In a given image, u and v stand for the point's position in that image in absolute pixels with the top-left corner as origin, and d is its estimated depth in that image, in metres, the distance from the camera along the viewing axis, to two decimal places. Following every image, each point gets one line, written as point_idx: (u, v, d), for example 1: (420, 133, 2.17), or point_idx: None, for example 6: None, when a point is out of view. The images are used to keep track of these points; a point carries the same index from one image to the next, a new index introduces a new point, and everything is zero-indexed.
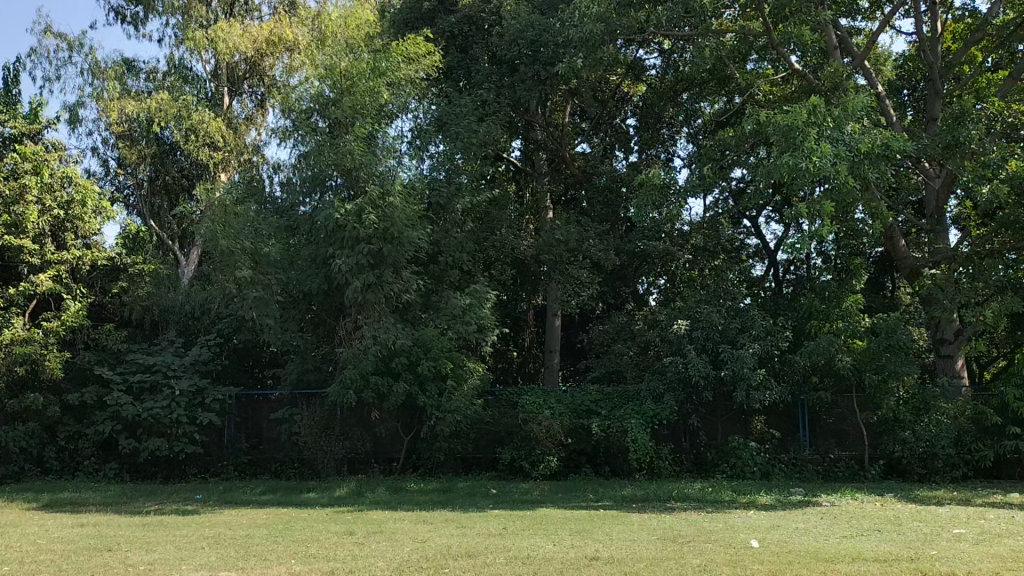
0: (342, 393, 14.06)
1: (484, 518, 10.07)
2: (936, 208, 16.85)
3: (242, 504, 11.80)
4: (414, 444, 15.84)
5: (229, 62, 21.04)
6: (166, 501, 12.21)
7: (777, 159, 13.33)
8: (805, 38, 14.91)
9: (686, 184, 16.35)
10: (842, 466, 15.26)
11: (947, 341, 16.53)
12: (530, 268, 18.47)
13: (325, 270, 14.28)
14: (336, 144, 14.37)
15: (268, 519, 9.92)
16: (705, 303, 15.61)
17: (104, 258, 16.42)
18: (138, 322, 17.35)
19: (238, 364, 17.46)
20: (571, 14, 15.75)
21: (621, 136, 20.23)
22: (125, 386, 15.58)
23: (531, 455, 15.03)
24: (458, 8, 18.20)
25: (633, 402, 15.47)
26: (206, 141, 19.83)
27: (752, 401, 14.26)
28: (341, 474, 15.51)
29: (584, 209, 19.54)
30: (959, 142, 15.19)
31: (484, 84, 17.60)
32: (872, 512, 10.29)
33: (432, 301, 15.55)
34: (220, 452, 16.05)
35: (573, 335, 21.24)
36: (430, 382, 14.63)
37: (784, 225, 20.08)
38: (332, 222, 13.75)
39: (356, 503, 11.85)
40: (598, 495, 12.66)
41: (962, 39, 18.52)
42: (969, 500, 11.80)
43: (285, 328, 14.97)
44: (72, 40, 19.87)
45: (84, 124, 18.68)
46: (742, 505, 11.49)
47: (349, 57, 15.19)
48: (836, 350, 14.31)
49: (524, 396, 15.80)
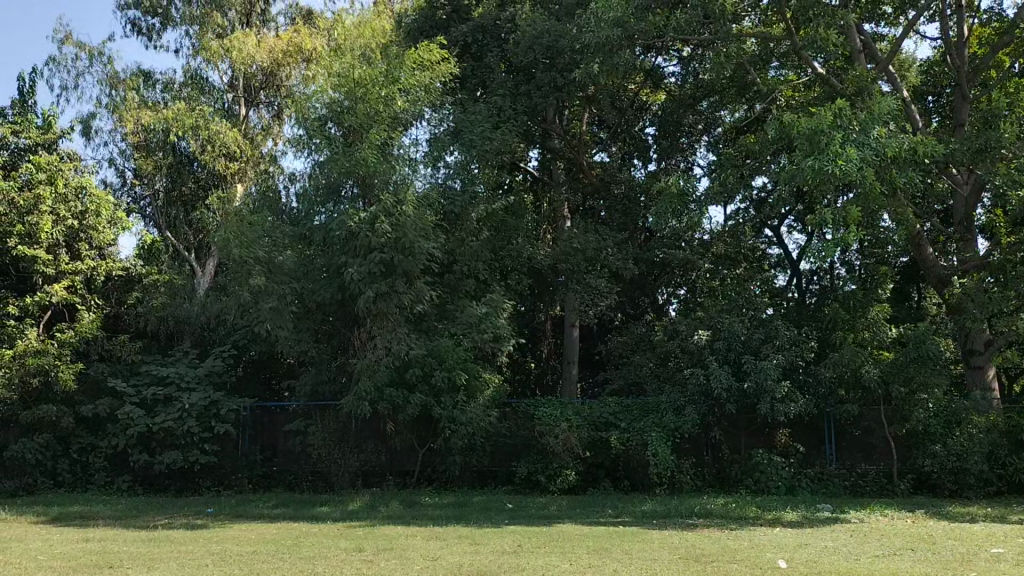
0: (356, 405, 13.83)
1: (500, 534, 9.79)
2: (965, 216, 16.46)
3: (253, 519, 11.56)
4: (429, 456, 15.58)
5: (246, 72, 20.97)
6: (176, 516, 12.00)
7: (801, 163, 12.96)
8: (829, 42, 14.62)
9: (706, 191, 16.04)
10: (870, 480, 14.81)
11: (977, 352, 16.04)
12: (547, 277, 18.05)
13: (339, 280, 14.05)
14: (350, 153, 14.23)
15: (277, 534, 9.69)
16: (727, 313, 15.27)
17: (118, 269, 16.36)
18: (153, 333, 17.24)
19: (254, 376, 17.32)
20: (587, 21, 15.51)
21: (640, 147, 20.10)
22: (139, 398, 15.43)
23: (548, 469, 14.70)
24: (473, 16, 18.06)
25: (653, 414, 15.12)
26: (223, 152, 19.88)
27: (777, 414, 13.84)
28: (356, 487, 15.25)
29: (603, 218, 19.28)
30: (990, 145, 14.68)
31: (499, 91, 17.37)
32: (903, 530, 9.91)
33: (447, 310, 15.29)
34: (233, 465, 15.70)
35: (591, 347, 20.90)
36: (445, 394, 14.37)
37: (807, 234, 19.80)
38: (346, 231, 13.56)
39: (370, 518, 11.58)
40: (616, 510, 12.31)
41: (989, 43, 18.09)
42: (1004, 517, 11.34)
43: (299, 339, 14.76)
44: (89, 50, 19.91)
45: (99, 134, 18.65)
46: (766, 522, 11.10)
47: (363, 65, 15.08)
48: (862, 361, 13.89)
49: (542, 408, 15.44)
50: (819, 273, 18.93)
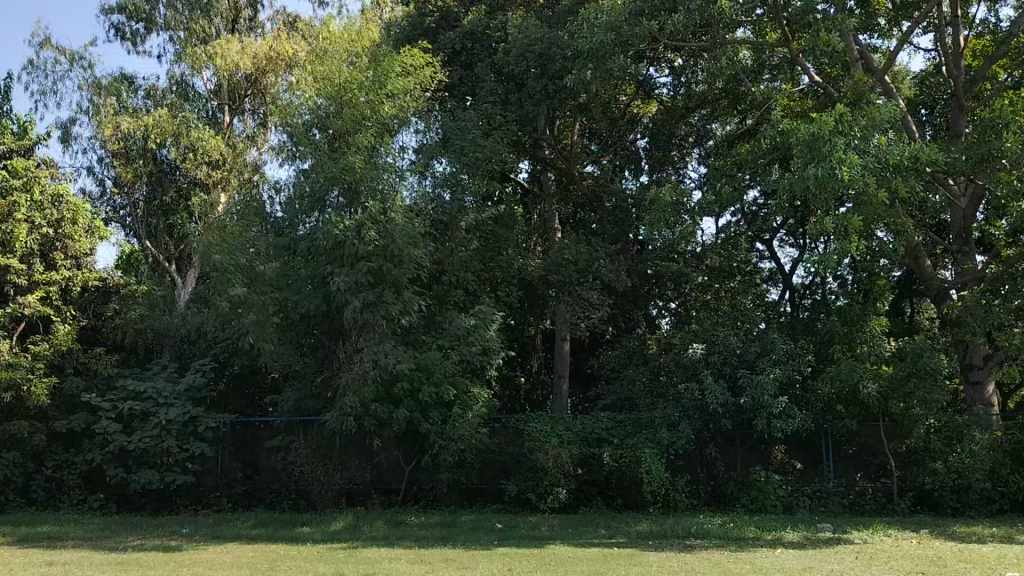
0: (340, 420, 13.38)
1: (489, 557, 9.35)
2: (962, 227, 16.16)
3: (230, 540, 11.07)
4: (415, 474, 15.13)
5: (230, 78, 20.56)
6: (149, 536, 11.49)
7: (801, 170, 12.57)
8: (829, 49, 14.31)
9: (701, 201, 15.65)
10: (869, 499, 14.44)
11: (976, 367, 15.74)
12: (537, 290, 17.68)
13: (324, 290, 13.62)
14: (336, 159, 13.80)
15: (254, 557, 9.22)
16: (722, 326, 14.89)
17: (95, 279, 15.92)
18: (131, 346, 16.78)
19: (237, 390, 16.91)
20: (579, 26, 15.11)
21: (632, 159, 19.72)
22: (116, 414, 14.90)
23: (539, 487, 14.26)
24: (462, 22, 17.78)
25: (646, 431, 14.72)
26: (205, 159, 19.36)
27: (774, 430, 13.46)
28: (339, 506, 14.77)
29: (594, 230, 18.94)
30: (990, 155, 14.31)
31: (489, 99, 16.95)
32: (909, 551, 9.53)
33: (435, 322, 14.89)
34: (213, 483, 15.32)
35: (583, 361, 20.49)
36: (433, 409, 13.96)
37: (799, 247, 19.60)
38: (331, 239, 13.12)
39: (353, 538, 11.11)
40: (610, 530, 11.88)
41: (984, 54, 17.85)
42: (1011, 537, 10.95)
43: (284, 353, 14.29)
44: (69, 53, 19.47)
45: (78, 141, 18.18)
46: (766, 542, 10.70)
47: (349, 70, 14.71)
48: (861, 375, 13.55)
49: (532, 423, 15.00)
50: (811, 286, 18.70)
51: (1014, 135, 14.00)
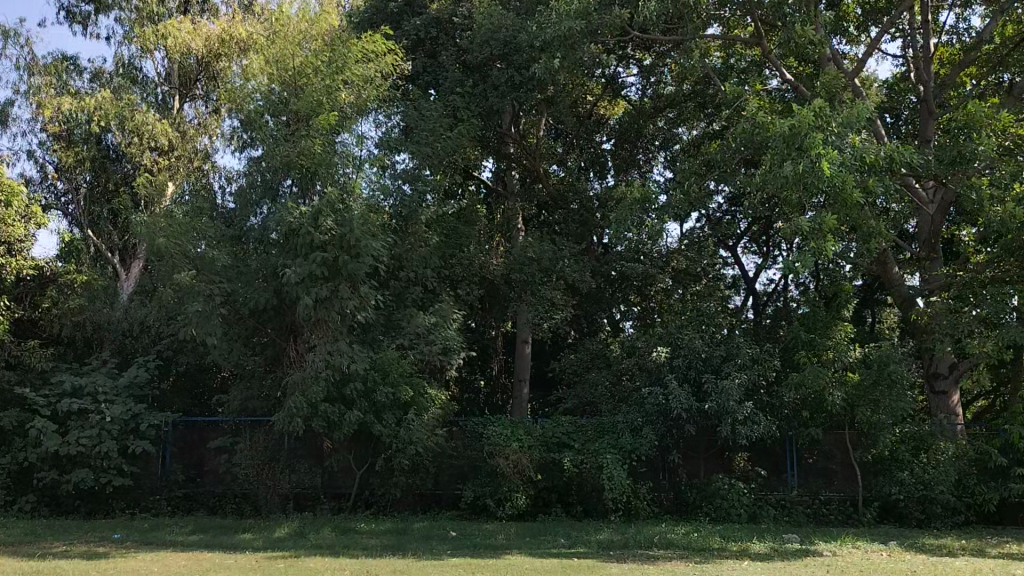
0: (288, 421, 12.68)
1: (444, 569, 8.78)
2: (931, 233, 15.92)
3: (165, 547, 10.33)
4: (366, 479, 14.39)
5: (180, 61, 19.77)
6: (77, 542, 10.72)
7: (777, 166, 12.18)
8: (802, 47, 13.99)
9: (670, 198, 15.20)
10: (833, 508, 14.12)
11: (941, 376, 15.51)
12: (499, 291, 17.16)
13: (275, 284, 12.92)
14: (291, 145, 13.20)
15: (189, 567, 8.54)
16: (688, 328, 14.47)
17: (31, 267, 15.19)
18: (70, 340, 16.14)
19: (184, 390, 16.23)
20: (548, 16, 14.59)
21: (597, 160, 19.21)
22: (50, 411, 14.00)
23: (497, 493, 13.74)
24: (428, 10, 17.15)
25: (608, 436, 14.26)
26: (151, 144, 18.70)
27: (739, 436, 13.07)
28: (286, 511, 14.06)
29: (558, 230, 18.54)
30: (962, 158, 13.86)
31: (454, 90, 16.34)
32: (881, 565, 9.14)
33: (392, 320, 14.30)
34: (152, 486, 14.50)
35: (544, 365, 20.03)
36: (388, 410, 13.29)
37: (762, 253, 19.40)
38: (285, 227, 12.44)
39: (298, 546, 10.44)
40: (570, 540, 11.36)
41: (952, 62, 17.75)
42: (982, 551, 10.65)
43: (230, 349, 13.55)
44: (7, 29, 18.50)
45: (18, 123, 17.26)
46: (734, 554, 10.27)
47: (304, 54, 14.08)
48: (828, 383, 13.20)
49: (491, 427, 14.44)
50: (774, 293, 18.57)
51: (987, 138, 13.66)
